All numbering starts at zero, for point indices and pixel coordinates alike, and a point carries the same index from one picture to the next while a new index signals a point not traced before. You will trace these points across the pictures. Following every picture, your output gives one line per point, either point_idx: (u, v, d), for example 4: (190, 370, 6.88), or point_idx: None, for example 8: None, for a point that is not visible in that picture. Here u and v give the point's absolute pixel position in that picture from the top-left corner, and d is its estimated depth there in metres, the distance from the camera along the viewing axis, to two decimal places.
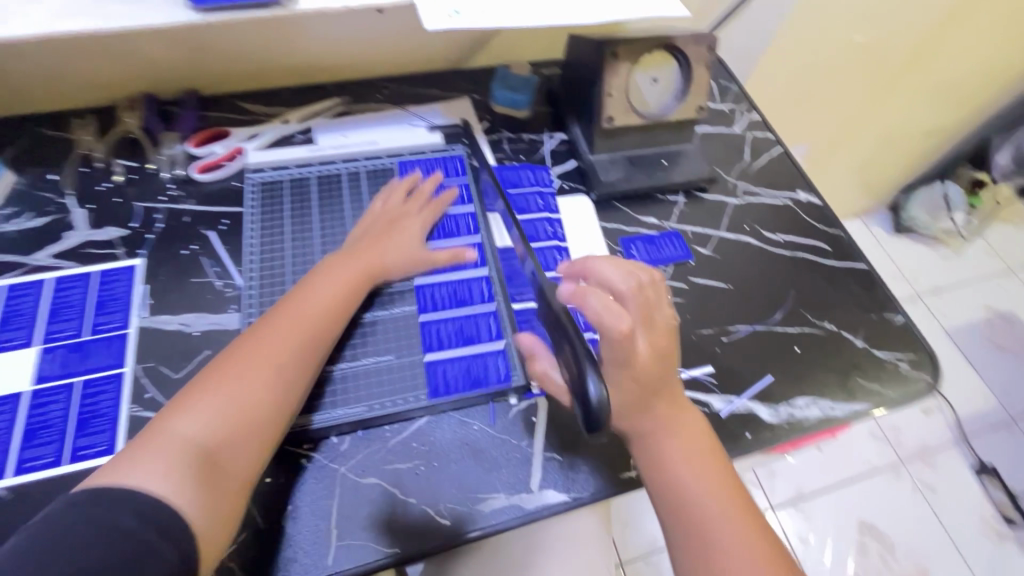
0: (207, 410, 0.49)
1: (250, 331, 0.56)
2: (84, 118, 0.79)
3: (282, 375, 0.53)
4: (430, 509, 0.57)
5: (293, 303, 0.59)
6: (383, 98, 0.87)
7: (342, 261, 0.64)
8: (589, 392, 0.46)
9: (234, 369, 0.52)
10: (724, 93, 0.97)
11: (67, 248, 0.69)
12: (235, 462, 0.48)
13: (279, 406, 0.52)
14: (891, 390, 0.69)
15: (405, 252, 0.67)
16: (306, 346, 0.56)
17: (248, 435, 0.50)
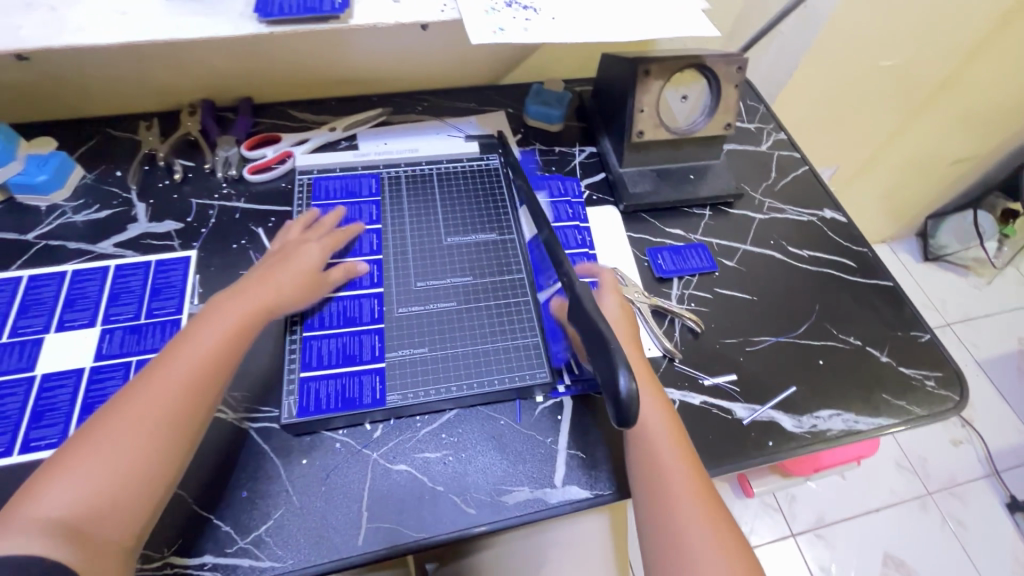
0: (78, 478, 0.46)
1: (134, 382, 0.53)
2: (149, 121, 0.85)
3: (161, 432, 0.50)
4: (458, 498, 0.59)
5: (173, 349, 0.55)
6: (423, 110, 0.92)
7: (229, 301, 0.60)
8: (618, 385, 0.47)
9: (111, 427, 0.49)
10: (751, 113, 0.99)
11: (128, 239, 0.74)
12: (115, 528, 0.46)
13: (161, 465, 0.49)
14: (917, 407, 0.69)
15: (305, 288, 0.65)
16: (187, 397, 0.52)
17: (130, 498, 0.47)
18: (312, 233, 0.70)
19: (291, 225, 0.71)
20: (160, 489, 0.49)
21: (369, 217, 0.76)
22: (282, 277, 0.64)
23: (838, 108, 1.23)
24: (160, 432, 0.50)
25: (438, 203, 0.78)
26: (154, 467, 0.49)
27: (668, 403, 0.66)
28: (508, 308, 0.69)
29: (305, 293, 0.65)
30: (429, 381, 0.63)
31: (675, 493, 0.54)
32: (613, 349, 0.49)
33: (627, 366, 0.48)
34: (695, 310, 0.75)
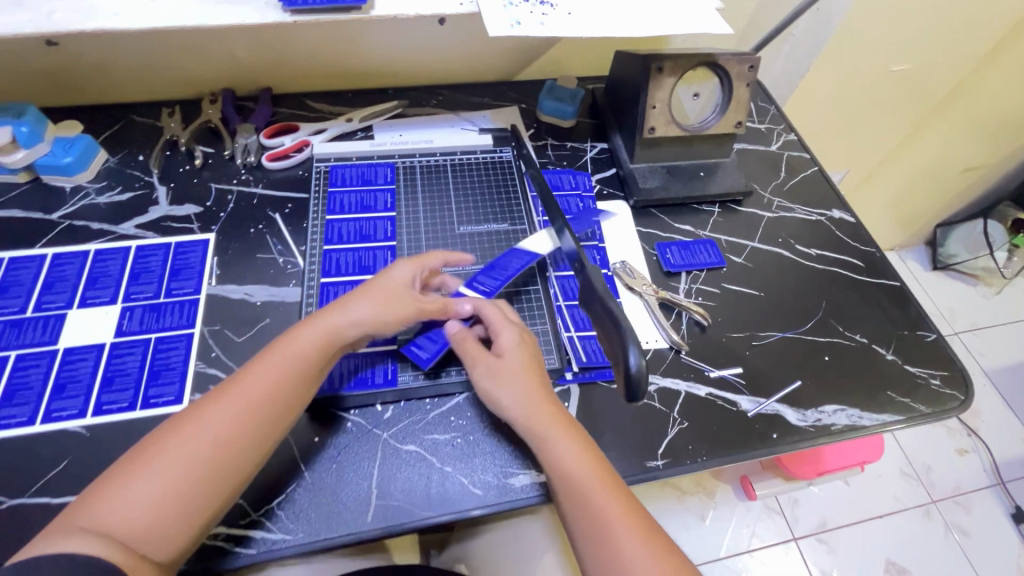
0: (141, 488, 0.46)
1: (209, 397, 0.52)
2: (171, 108, 0.87)
3: (218, 456, 0.49)
4: (465, 478, 0.60)
5: (247, 372, 0.54)
6: (438, 104, 0.94)
7: (310, 326, 0.58)
8: (629, 362, 0.50)
9: (177, 441, 0.49)
10: (762, 113, 1.00)
11: (149, 221, 0.76)
12: (163, 544, 0.46)
13: (214, 489, 0.49)
14: (922, 404, 0.70)
15: (389, 316, 0.60)
16: (246, 423, 0.51)
17: (182, 516, 0.47)
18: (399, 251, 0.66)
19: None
20: (208, 511, 0.48)
21: (384, 204, 0.77)
22: (364, 302, 0.60)
23: (850, 112, 1.24)
24: (217, 456, 0.49)
25: (452, 193, 0.80)
26: (207, 489, 0.48)
27: (674, 394, 0.67)
28: (520, 296, 0.71)
29: (389, 321, 0.60)
30: (445, 362, 0.66)
31: (585, 483, 0.52)
32: (624, 330, 0.51)
33: (638, 345, 0.50)
34: (702, 304, 0.75)
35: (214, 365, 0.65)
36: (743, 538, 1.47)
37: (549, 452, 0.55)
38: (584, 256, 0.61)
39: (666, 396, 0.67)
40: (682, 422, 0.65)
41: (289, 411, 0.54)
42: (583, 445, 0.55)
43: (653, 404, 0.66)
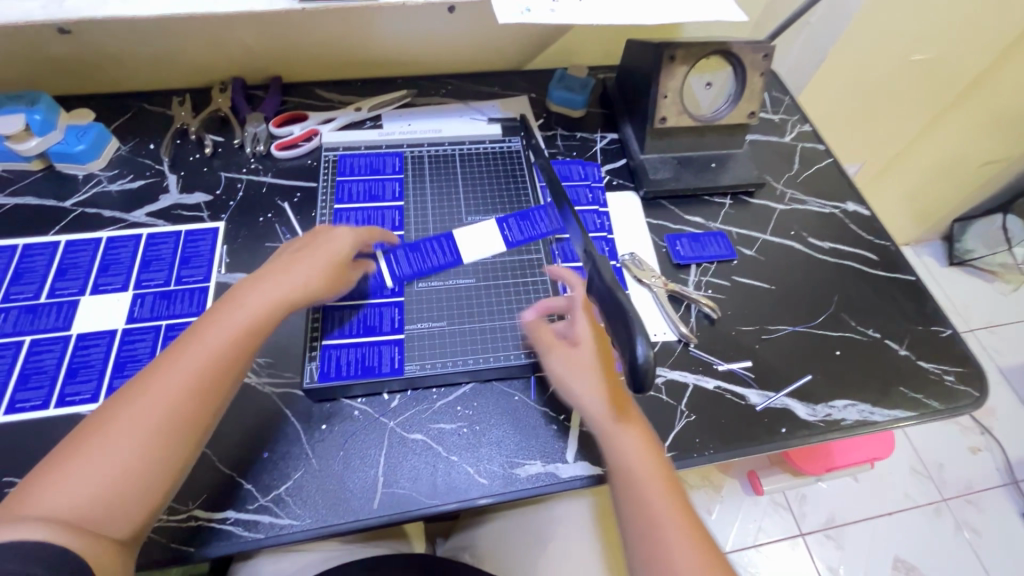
0: (82, 472, 0.45)
1: (150, 371, 0.51)
2: (182, 96, 0.88)
3: (167, 432, 0.49)
4: (470, 468, 0.60)
5: (184, 341, 0.53)
6: (447, 93, 0.93)
7: (247, 294, 0.57)
8: (635, 352, 0.50)
9: (117, 420, 0.48)
10: (776, 104, 0.98)
11: (159, 209, 0.76)
12: (115, 524, 0.45)
13: (164, 463, 0.48)
14: (935, 401, 0.69)
15: (327, 281, 0.61)
16: (194, 390, 0.51)
17: (132, 495, 0.46)
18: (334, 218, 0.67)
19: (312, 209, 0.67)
20: (163, 486, 0.48)
21: (392, 194, 0.77)
22: (302, 269, 0.60)
23: (867, 102, 1.21)
24: (162, 431, 0.49)
25: (460, 183, 0.80)
26: (157, 464, 0.48)
27: (682, 386, 0.67)
28: (527, 286, 0.71)
29: (328, 286, 0.61)
30: (451, 352, 0.65)
31: (643, 479, 0.53)
32: (630, 319, 0.51)
33: (644, 335, 0.50)
34: (712, 296, 0.75)
35: None
36: (749, 533, 1.46)
37: (614, 446, 0.56)
38: (591, 243, 0.60)
39: (673, 388, 0.67)
40: (690, 415, 0.65)
41: (236, 375, 0.54)
42: (648, 444, 0.56)
43: (660, 396, 0.66)
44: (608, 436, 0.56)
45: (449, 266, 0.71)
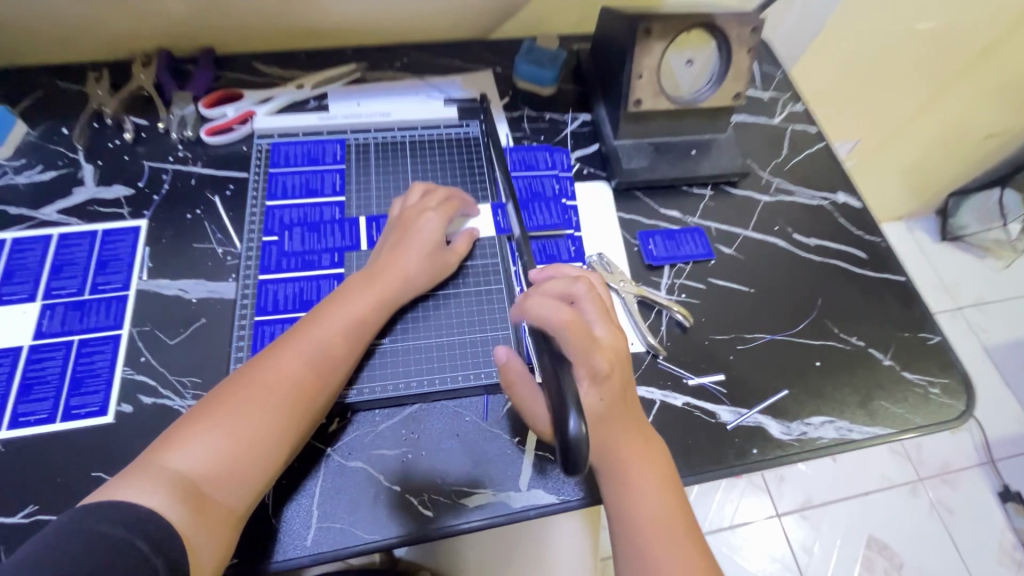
0: (208, 439, 0.48)
1: (269, 350, 0.54)
2: (99, 71, 0.78)
3: (282, 414, 0.51)
4: (413, 498, 0.55)
5: (303, 325, 0.55)
6: (402, 67, 0.83)
7: (361, 282, 0.59)
8: (566, 427, 0.43)
9: (238, 395, 0.50)
10: (767, 79, 0.90)
11: (73, 205, 0.68)
12: (226, 495, 0.47)
13: (280, 442, 0.50)
14: (919, 416, 0.64)
15: (430, 271, 0.62)
16: (309, 374, 0.53)
17: (245, 469, 0.48)
18: (429, 201, 0.65)
19: (409, 192, 0.67)
20: (273, 464, 0.50)
21: (332, 187, 0.70)
22: (409, 256, 0.61)
23: (866, 73, 1.12)
24: (280, 411, 0.51)
25: (410, 175, 0.72)
26: (271, 441, 0.50)
27: (647, 403, 0.62)
28: (482, 297, 0.65)
29: (430, 276, 0.62)
30: (399, 372, 0.60)
31: (640, 489, 0.51)
32: (565, 389, 0.45)
33: (577, 408, 0.43)
34: (685, 302, 0.69)
35: (143, 371, 0.59)
36: (727, 515, 1.46)
37: (621, 495, 0.51)
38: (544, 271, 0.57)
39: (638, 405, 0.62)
40: None
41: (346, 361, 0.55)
42: (664, 495, 0.51)
43: None
44: (616, 485, 0.51)
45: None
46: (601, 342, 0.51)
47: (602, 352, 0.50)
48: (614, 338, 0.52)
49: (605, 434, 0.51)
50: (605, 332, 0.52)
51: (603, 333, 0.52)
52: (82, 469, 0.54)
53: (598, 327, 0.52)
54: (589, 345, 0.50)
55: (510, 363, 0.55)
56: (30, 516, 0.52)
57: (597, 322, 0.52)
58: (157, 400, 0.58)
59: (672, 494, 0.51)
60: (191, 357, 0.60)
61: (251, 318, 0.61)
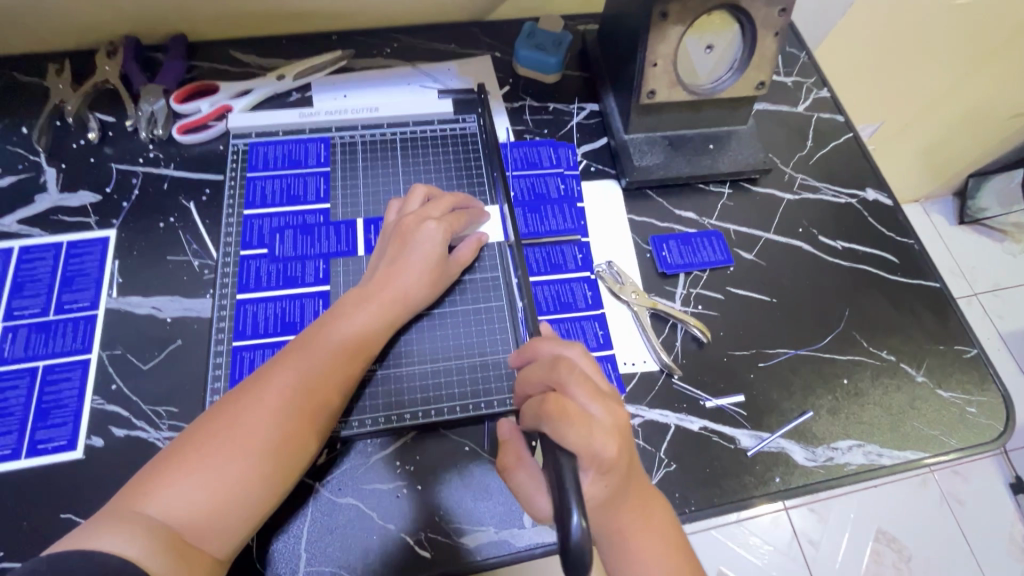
0: (193, 479, 0.42)
1: (260, 376, 0.48)
2: (61, 63, 0.71)
3: (277, 449, 0.45)
4: (409, 538, 0.51)
5: (296, 348, 0.50)
6: (392, 53, 0.76)
7: (358, 300, 0.54)
8: (568, 527, 0.37)
9: (229, 428, 0.45)
10: (790, 62, 0.82)
11: (35, 214, 0.62)
12: (213, 542, 0.42)
13: (274, 481, 0.45)
14: (955, 439, 0.59)
15: (431, 286, 0.57)
16: (306, 404, 0.48)
17: (234, 512, 0.43)
18: (431, 208, 0.59)
19: (409, 195, 0.60)
20: (265, 506, 0.45)
21: (316, 193, 0.64)
22: (410, 269, 0.55)
23: (894, 51, 1.04)
24: (274, 446, 0.45)
25: (401, 176, 0.66)
26: (263, 481, 0.45)
27: (662, 429, 0.57)
28: (481, 316, 0.60)
29: (432, 291, 0.57)
30: (393, 402, 0.55)
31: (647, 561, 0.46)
32: (566, 480, 0.39)
33: (578, 501, 0.38)
34: (701, 314, 0.63)
35: (115, 401, 0.54)
36: None
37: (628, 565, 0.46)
38: (539, 351, 0.49)
39: (652, 432, 0.57)
40: (671, 465, 0.56)
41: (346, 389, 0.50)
42: (672, 556, 0.47)
43: (636, 441, 0.56)
44: (622, 555, 0.46)
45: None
46: (601, 425, 0.43)
47: (607, 438, 0.43)
48: (613, 413, 0.44)
49: (608, 515, 0.46)
50: (602, 411, 0.44)
51: (601, 414, 0.44)
52: (50, 510, 0.50)
53: (594, 410, 0.44)
54: (594, 435, 0.42)
55: (511, 442, 0.49)
56: None
57: (590, 402, 0.44)
58: (131, 432, 0.53)
59: (679, 551, 0.48)
60: (166, 384, 0.55)
61: (229, 342, 0.56)
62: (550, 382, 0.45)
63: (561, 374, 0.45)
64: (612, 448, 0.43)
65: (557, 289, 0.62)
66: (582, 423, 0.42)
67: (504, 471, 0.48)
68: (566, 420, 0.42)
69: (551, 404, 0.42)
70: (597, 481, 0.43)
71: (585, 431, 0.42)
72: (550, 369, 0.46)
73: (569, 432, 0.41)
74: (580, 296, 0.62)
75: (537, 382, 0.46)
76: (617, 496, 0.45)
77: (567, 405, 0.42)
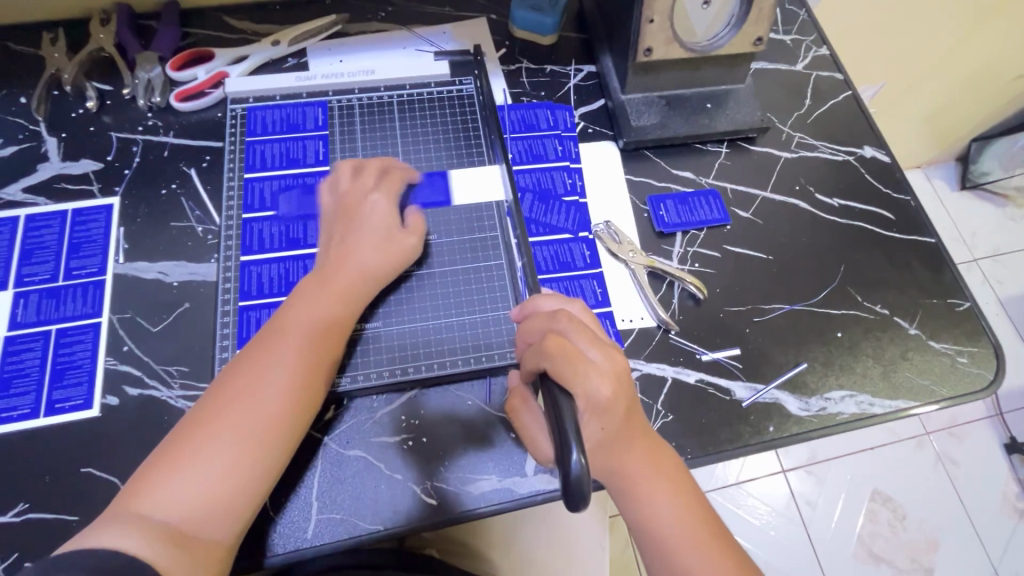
0: (179, 478, 0.43)
1: (233, 372, 0.49)
2: (54, 31, 0.70)
3: (256, 438, 0.46)
4: (416, 487, 0.53)
5: (263, 339, 0.51)
6: (387, 16, 0.75)
7: (317, 284, 0.54)
8: (568, 463, 0.38)
9: (207, 425, 0.46)
10: (790, 20, 0.81)
11: (39, 182, 0.63)
12: (210, 531, 0.43)
13: (259, 467, 0.46)
14: (945, 388, 0.61)
15: (391, 255, 0.57)
16: (278, 391, 0.48)
17: (226, 502, 0.44)
18: (372, 181, 0.59)
19: (351, 169, 0.60)
20: (258, 488, 0.46)
21: (315, 156, 0.64)
22: (364, 248, 0.56)
23: (896, 9, 1.02)
24: (253, 434, 0.46)
25: (400, 139, 0.66)
26: (249, 469, 0.45)
27: (659, 381, 0.59)
28: (479, 275, 0.61)
29: (393, 264, 0.57)
30: (398, 357, 0.56)
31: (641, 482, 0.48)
32: (564, 421, 0.41)
33: (576, 437, 0.39)
34: (698, 272, 0.64)
35: (127, 361, 0.56)
36: None
37: (632, 493, 0.49)
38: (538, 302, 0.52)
39: (650, 384, 0.59)
40: (667, 416, 0.57)
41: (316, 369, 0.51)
42: (682, 500, 0.49)
43: None
44: (631, 496, 0.48)
45: (437, 206, 0.64)
46: (598, 368, 0.46)
47: (602, 381, 0.46)
48: (611, 359, 0.47)
49: (609, 455, 0.48)
50: (601, 357, 0.47)
51: (598, 357, 0.47)
52: (71, 464, 0.52)
53: (590, 353, 0.47)
54: (589, 376, 0.46)
55: (518, 389, 0.55)
56: (21, 514, 0.50)
57: (589, 348, 0.47)
58: (144, 391, 0.55)
59: (691, 498, 0.49)
60: (176, 345, 0.57)
61: (235, 303, 0.57)
62: (545, 329, 0.49)
63: (554, 320, 0.49)
64: (606, 390, 0.46)
65: (555, 249, 0.63)
66: (577, 361, 0.46)
67: (511, 410, 0.54)
68: (563, 356, 0.46)
69: (550, 342, 0.47)
70: (591, 422, 0.46)
71: (580, 370, 0.45)
72: (548, 319, 0.49)
73: (565, 369, 0.45)
74: (578, 255, 0.63)
75: (537, 327, 0.50)
76: (614, 435, 0.48)
77: (567, 342, 0.47)
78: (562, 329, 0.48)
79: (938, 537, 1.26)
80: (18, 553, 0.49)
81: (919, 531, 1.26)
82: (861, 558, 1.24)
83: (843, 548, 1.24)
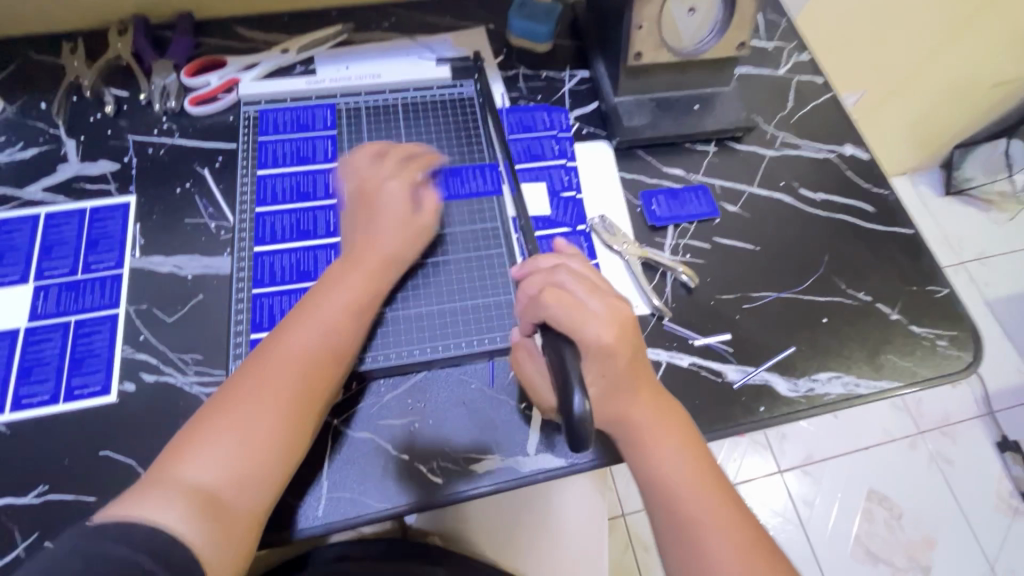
0: (216, 454, 0.46)
1: (262, 353, 0.51)
2: (73, 41, 0.74)
3: (285, 417, 0.49)
4: (423, 466, 0.55)
5: (294, 321, 0.53)
6: (389, 26, 0.79)
7: (345, 269, 0.57)
8: (572, 404, 0.44)
9: (240, 404, 0.48)
10: (771, 27, 0.86)
11: (58, 182, 0.66)
12: (244, 505, 0.46)
13: (290, 446, 0.49)
14: (926, 369, 0.64)
15: (408, 241, 0.60)
16: (309, 373, 0.51)
17: (259, 477, 0.47)
18: (387, 171, 0.62)
19: (358, 160, 0.63)
20: (289, 463, 0.48)
21: (324, 154, 0.67)
22: (386, 234, 0.59)
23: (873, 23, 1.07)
24: (286, 412, 0.49)
25: (404, 139, 0.70)
26: (281, 447, 0.48)
27: (654, 364, 0.61)
28: (482, 263, 0.63)
29: (411, 250, 0.60)
30: (414, 339, 0.59)
31: (644, 424, 0.51)
32: (568, 370, 0.46)
33: (581, 385, 0.45)
34: (689, 262, 0.68)
35: (143, 349, 0.58)
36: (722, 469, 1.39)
37: (635, 434, 0.52)
38: (537, 263, 0.55)
39: None
40: None
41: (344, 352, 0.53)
42: (690, 452, 0.51)
43: None
44: (642, 447, 0.51)
45: (489, 197, 0.67)
46: (599, 316, 0.50)
47: (603, 326, 0.49)
48: (614, 309, 0.51)
49: (616, 404, 0.52)
50: (601, 305, 0.50)
51: (599, 308, 0.50)
52: (89, 448, 0.54)
53: (591, 303, 0.50)
54: (589, 323, 0.49)
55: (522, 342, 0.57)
56: (40, 496, 0.52)
57: (589, 296, 0.51)
58: (160, 377, 0.57)
59: (696, 451, 0.52)
60: (191, 334, 0.59)
61: (249, 290, 0.60)
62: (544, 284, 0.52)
63: (552, 274, 0.53)
64: (608, 336, 0.49)
65: (554, 242, 0.66)
66: (575, 309, 0.49)
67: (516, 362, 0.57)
68: (561, 305, 0.50)
69: (549, 295, 0.50)
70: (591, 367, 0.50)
71: (580, 317, 0.49)
72: (548, 275, 0.53)
73: (562, 319, 0.49)
74: (576, 247, 0.66)
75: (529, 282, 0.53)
76: (620, 386, 0.51)
77: (566, 293, 0.50)
78: (561, 285, 0.51)
79: (934, 535, 1.27)
80: (38, 532, 0.50)
81: (915, 530, 1.27)
82: (858, 557, 1.25)
83: (842, 548, 1.26)
